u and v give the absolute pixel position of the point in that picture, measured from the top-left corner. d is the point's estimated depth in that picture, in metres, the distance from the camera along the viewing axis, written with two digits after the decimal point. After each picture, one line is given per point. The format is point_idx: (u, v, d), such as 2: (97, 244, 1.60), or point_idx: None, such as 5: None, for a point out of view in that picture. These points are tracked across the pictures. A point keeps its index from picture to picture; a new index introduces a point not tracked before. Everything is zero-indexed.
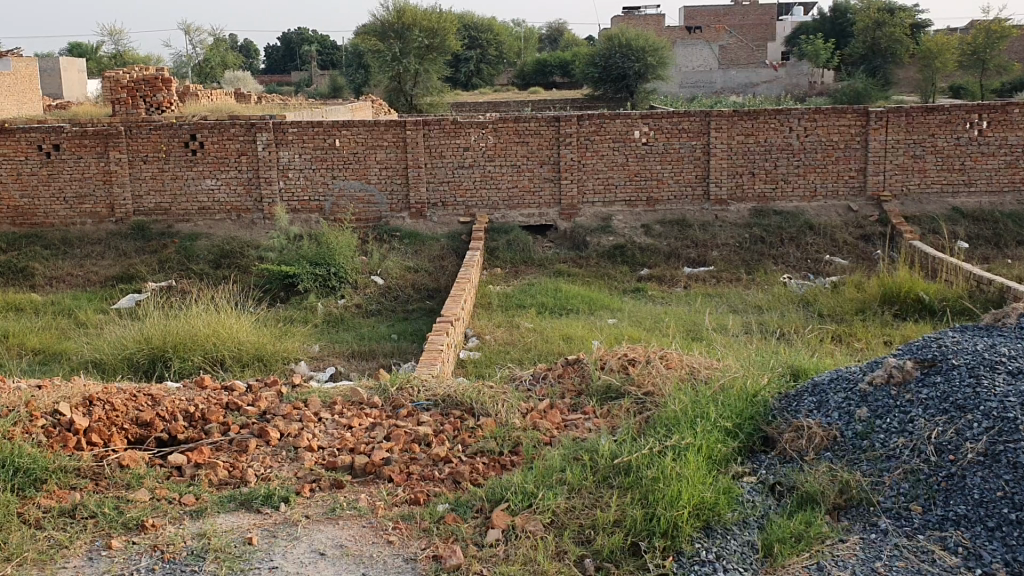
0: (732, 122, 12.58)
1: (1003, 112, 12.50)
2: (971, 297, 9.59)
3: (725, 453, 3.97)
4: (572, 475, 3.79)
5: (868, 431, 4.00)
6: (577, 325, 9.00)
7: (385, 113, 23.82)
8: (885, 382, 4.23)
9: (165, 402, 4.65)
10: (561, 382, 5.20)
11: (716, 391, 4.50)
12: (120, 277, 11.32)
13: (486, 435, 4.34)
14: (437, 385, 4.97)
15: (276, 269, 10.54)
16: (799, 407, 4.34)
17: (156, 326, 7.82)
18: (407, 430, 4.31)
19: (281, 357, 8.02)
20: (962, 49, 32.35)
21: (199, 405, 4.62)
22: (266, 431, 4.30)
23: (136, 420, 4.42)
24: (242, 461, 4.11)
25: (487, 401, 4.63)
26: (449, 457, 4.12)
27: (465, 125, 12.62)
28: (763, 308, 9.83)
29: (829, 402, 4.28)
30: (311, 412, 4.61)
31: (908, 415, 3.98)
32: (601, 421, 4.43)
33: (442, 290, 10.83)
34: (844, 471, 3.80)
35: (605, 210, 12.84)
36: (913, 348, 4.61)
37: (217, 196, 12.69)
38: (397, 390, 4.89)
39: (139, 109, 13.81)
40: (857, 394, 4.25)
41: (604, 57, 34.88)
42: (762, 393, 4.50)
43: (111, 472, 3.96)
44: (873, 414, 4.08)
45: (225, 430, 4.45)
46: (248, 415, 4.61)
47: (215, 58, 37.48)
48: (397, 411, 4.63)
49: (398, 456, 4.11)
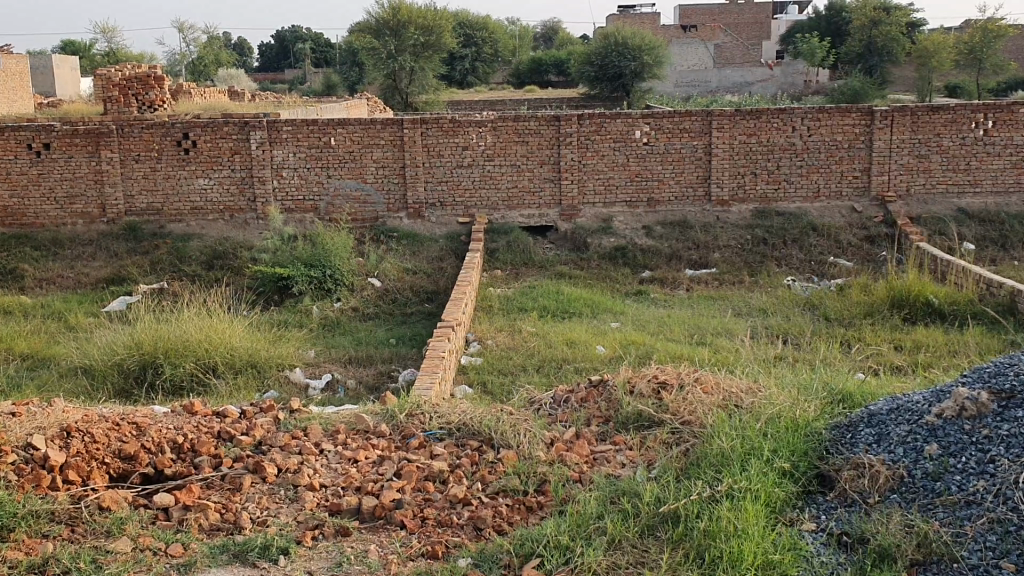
0: (735, 121, 12.36)
1: (1009, 111, 12.27)
2: (982, 300, 9.36)
3: (782, 498, 3.69)
4: (613, 524, 3.56)
5: (940, 471, 3.67)
6: (581, 329, 8.77)
7: (381, 111, 23.63)
8: (957, 415, 3.92)
9: (152, 431, 4.40)
10: (582, 404, 4.94)
11: (761, 421, 4.23)
12: (111, 279, 11.06)
13: (507, 471, 4.09)
14: (450, 410, 4.70)
15: (270, 272, 10.25)
16: (857, 440, 4.03)
17: (146, 332, 7.60)
18: (420, 466, 4.05)
19: (275, 363, 7.81)
20: (959, 48, 32.13)
21: (189, 435, 4.37)
22: (262, 467, 4.05)
23: (119, 452, 4.18)
24: (236, 502, 3.85)
25: (507, 431, 4.37)
26: (468, 498, 3.86)
27: (464, 123, 12.37)
28: (770, 311, 9.61)
29: (892, 435, 3.97)
30: (312, 443, 4.35)
31: (988, 454, 3.67)
32: (636, 456, 4.20)
33: (440, 292, 10.58)
34: (918, 517, 3.47)
35: (606, 211, 12.60)
36: (981, 373, 4.30)
37: (210, 196, 12.42)
38: (407, 416, 4.63)
39: (130, 108, 13.54)
40: (923, 428, 3.94)
41: (600, 56, 34.65)
42: (813, 424, 4.22)
43: (90, 516, 3.71)
44: (945, 452, 3.76)
45: (217, 463, 4.19)
46: (242, 446, 4.33)
47: (209, 54, 37.21)
48: (408, 441, 4.35)
49: (410, 497, 3.84)
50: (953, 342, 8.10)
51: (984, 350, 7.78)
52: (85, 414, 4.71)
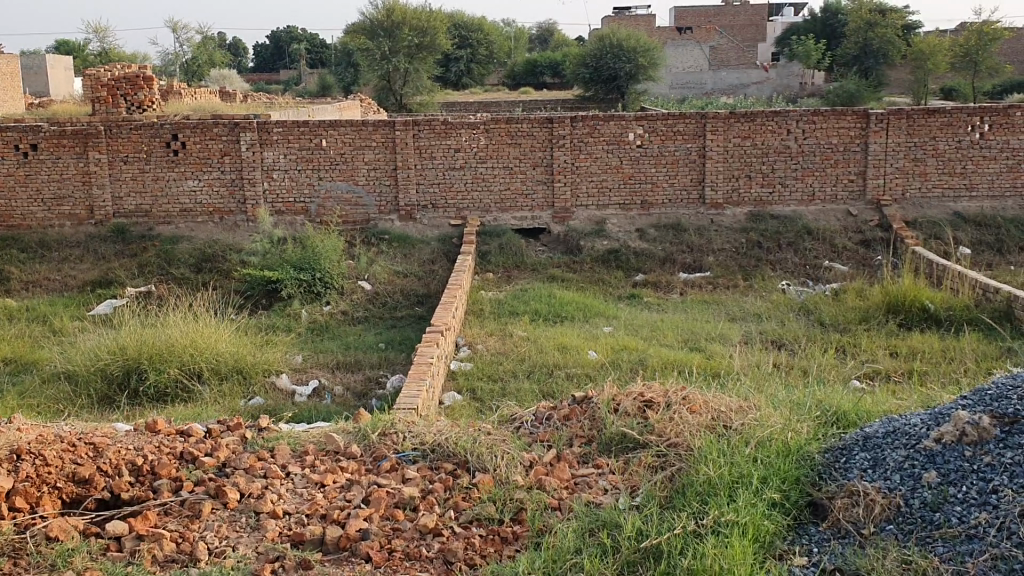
0: (730, 124, 12.26)
1: (1005, 114, 12.19)
2: (978, 305, 9.26)
3: (771, 531, 3.50)
4: (591, 560, 3.39)
5: (939, 501, 3.47)
6: (572, 334, 8.66)
7: (375, 112, 23.56)
8: (957, 441, 3.73)
9: (110, 452, 4.14)
10: (565, 422, 4.75)
11: (751, 444, 4.07)
12: (98, 281, 10.91)
13: (482, 498, 3.90)
14: (426, 429, 4.49)
15: (259, 275, 10.12)
16: (851, 464, 3.85)
17: (131, 337, 7.49)
18: (389, 491, 3.83)
19: (262, 369, 7.66)
20: (955, 50, 32.06)
21: (150, 457, 4.13)
22: (223, 492, 3.82)
23: (73, 476, 3.92)
24: (194, 530, 3.61)
25: (484, 453, 4.17)
26: (439, 528, 3.62)
27: (456, 125, 12.25)
28: (764, 315, 9.51)
29: (887, 460, 3.79)
30: (278, 466, 4.12)
31: (990, 484, 3.47)
32: (619, 479, 4.02)
33: (431, 296, 10.45)
34: (915, 552, 3.27)
35: (599, 213, 12.49)
36: (983, 396, 4.11)
37: (199, 198, 12.28)
38: (379, 437, 4.42)
39: (119, 108, 13.40)
40: (921, 453, 3.75)
41: (596, 58, 34.57)
42: (806, 447, 4.05)
43: (35, 547, 3.46)
44: (944, 480, 3.56)
45: (177, 488, 3.95)
46: (205, 469, 4.10)
47: (203, 55, 37.13)
48: (379, 464, 4.14)
49: (377, 527, 3.60)
50: (949, 348, 8.00)
51: (981, 357, 7.68)
52: (40, 433, 4.41)
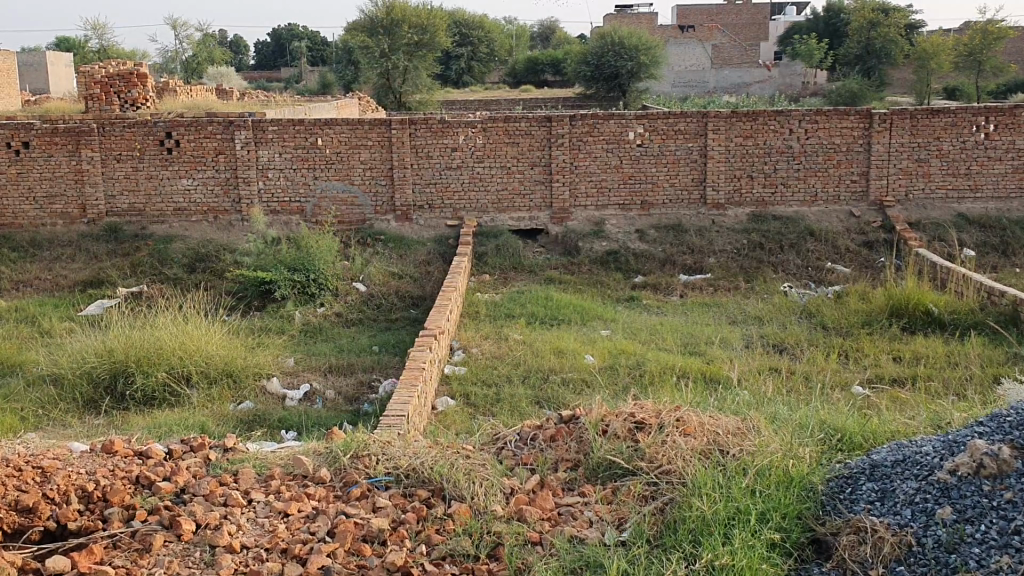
0: (731, 123, 12.09)
1: (1010, 114, 12.00)
2: (983, 309, 9.11)
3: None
4: None
5: (955, 541, 3.25)
6: (569, 337, 8.50)
7: (374, 112, 23.44)
8: (973, 473, 3.48)
9: (59, 477, 3.88)
10: (551, 444, 4.45)
11: (746, 474, 3.84)
12: (90, 281, 10.76)
13: (458, 530, 3.63)
14: (402, 451, 4.18)
15: (252, 276, 9.93)
16: (858, 497, 3.65)
17: (119, 339, 7.31)
18: (357, 523, 3.55)
19: (252, 372, 7.49)
20: (958, 49, 31.87)
21: (103, 482, 3.84)
22: (177, 522, 3.52)
23: (16, 504, 3.66)
24: (142, 566, 3.32)
25: (461, 479, 3.87)
26: (408, 566, 3.35)
27: (454, 124, 12.08)
28: (764, 318, 9.34)
29: (897, 492, 3.58)
30: (240, 492, 3.84)
31: (1011, 522, 3.23)
32: (605, 511, 3.76)
33: (427, 298, 10.28)
34: None
35: (598, 214, 12.32)
36: (1004, 423, 3.84)
37: (194, 197, 12.13)
38: (353, 458, 4.13)
39: (113, 106, 13.24)
40: (934, 486, 3.52)
41: (596, 56, 34.42)
42: (807, 477, 3.82)
43: None
44: (960, 517, 3.33)
45: (129, 516, 3.67)
46: (161, 495, 3.81)
47: (202, 53, 36.98)
48: (349, 491, 3.86)
49: (341, 565, 3.33)
50: (953, 353, 7.85)
51: (986, 362, 7.52)
52: None
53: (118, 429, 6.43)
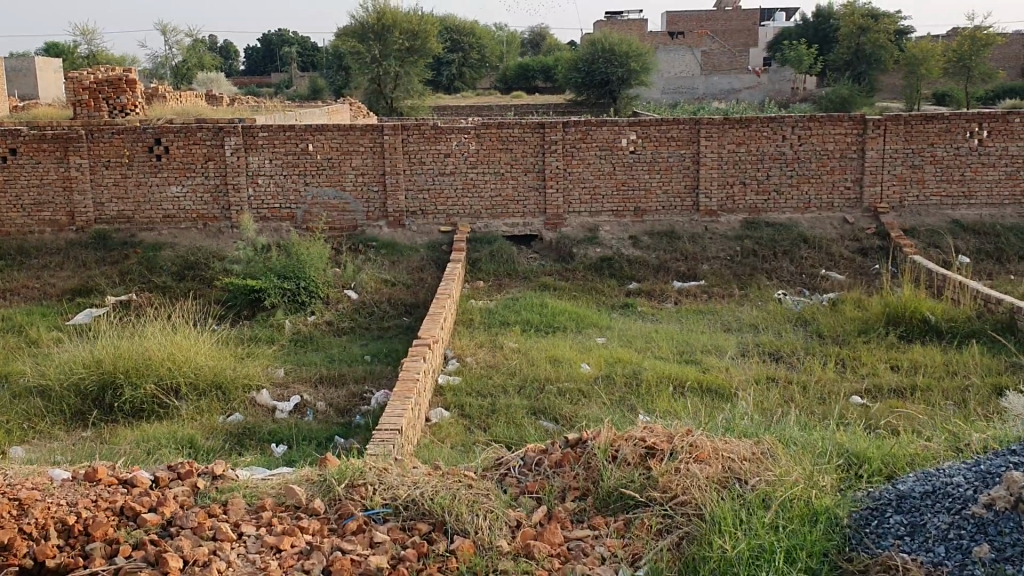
0: (724, 130, 12.02)
1: (1004, 121, 11.96)
2: (980, 317, 9.03)
3: None
4: None
5: None
6: (564, 345, 8.40)
7: (365, 117, 23.38)
8: (1013, 508, 3.25)
9: (37, 509, 3.67)
10: (557, 470, 4.17)
11: (767, 505, 3.60)
12: (78, 290, 10.60)
13: (461, 567, 3.41)
14: (397, 477, 3.97)
15: (241, 284, 9.79)
16: (886, 530, 3.44)
17: (107, 350, 7.18)
18: (354, 561, 3.34)
19: (241, 383, 7.35)
20: (948, 56, 31.85)
21: (84, 514, 3.64)
22: (162, 558, 3.29)
23: None
24: None
25: (463, 511, 3.66)
26: None
27: (446, 130, 11.98)
28: (759, 326, 9.25)
29: (928, 526, 3.36)
30: (230, 524, 3.63)
31: None
32: (617, 545, 3.55)
33: (420, 305, 10.16)
34: None
35: (592, 220, 12.22)
36: None
37: (183, 204, 11.99)
38: (347, 487, 3.92)
39: (103, 112, 13.05)
40: (969, 521, 3.30)
41: (588, 62, 34.43)
42: (833, 509, 3.59)
43: None
44: (1000, 555, 3.11)
45: (113, 552, 3.45)
46: (147, 528, 3.61)
47: (193, 58, 36.78)
48: (344, 525, 3.63)
49: None
50: (951, 362, 7.76)
51: (985, 371, 7.43)
52: None
53: (106, 442, 6.29)
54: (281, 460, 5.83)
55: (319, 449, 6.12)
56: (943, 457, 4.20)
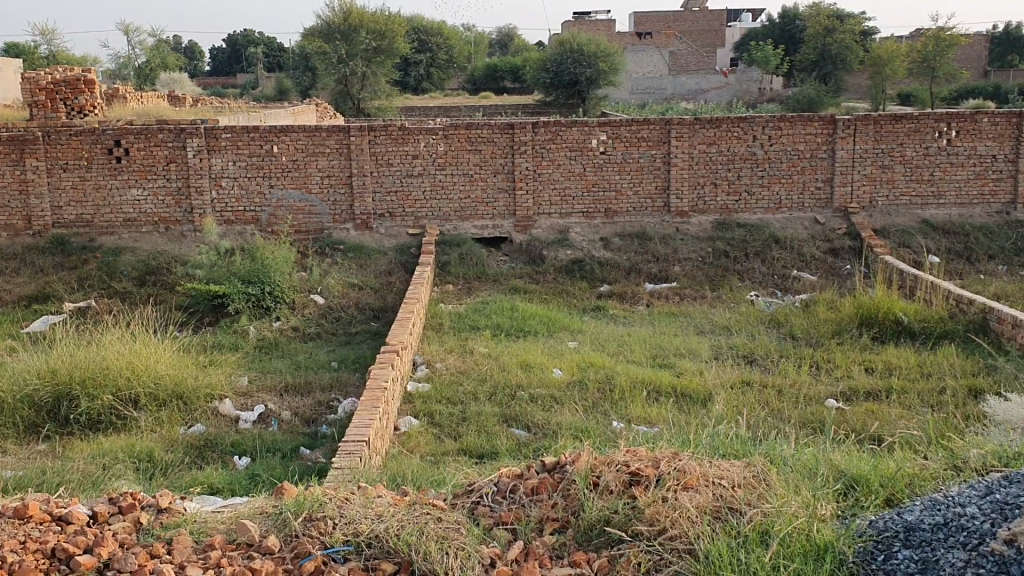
0: (694, 130, 11.91)
1: (972, 120, 11.96)
2: (952, 317, 8.96)
3: None
4: None
5: None
6: (535, 350, 8.24)
7: (333, 118, 23.16)
8: None
9: None
10: (533, 498, 3.98)
11: (759, 545, 3.45)
12: (35, 296, 10.29)
13: None
14: (361, 508, 3.77)
15: (204, 289, 9.54)
16: (895, 567, 3.25)
17: (62, 359, 6.90)
18: None
19: (203, 393, 7.10)
20: (913, 57, 32.11)
21: (16, 553, 3.41)
22: None
23: None
24: None
25: (433, 549, 3.46)
26: None
27: (414, 131, 11.77)
28: (732, 328, 9.14)
29: (941, 563, 3.16)
30: (173, 565, 3.42)
31: None
32: None
33: (388, 310, 9.96)
34: None
35: (562, 222, 12.08)
36: None
37: (144, 207, 11.68)
38: (306, 522, 3.71)
39: (59, 113, 12.71)
40: (987, 558, 3.10)
41: (556, 62, 34.26)
42: (834, 544, 3.44)
43: None
44: None
45: None
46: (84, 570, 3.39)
47: (156, 59, 36.23)
48: (301, 565, 3.42)
49: None
50: (926, 363, 7.68)
51: (960, 373, 7.34)
52: None
53: (60, 456, 6.03)
54: (243, 473, 5.60)
55: (283, 461, 5.90)
56: (930, 472, 4.08)
